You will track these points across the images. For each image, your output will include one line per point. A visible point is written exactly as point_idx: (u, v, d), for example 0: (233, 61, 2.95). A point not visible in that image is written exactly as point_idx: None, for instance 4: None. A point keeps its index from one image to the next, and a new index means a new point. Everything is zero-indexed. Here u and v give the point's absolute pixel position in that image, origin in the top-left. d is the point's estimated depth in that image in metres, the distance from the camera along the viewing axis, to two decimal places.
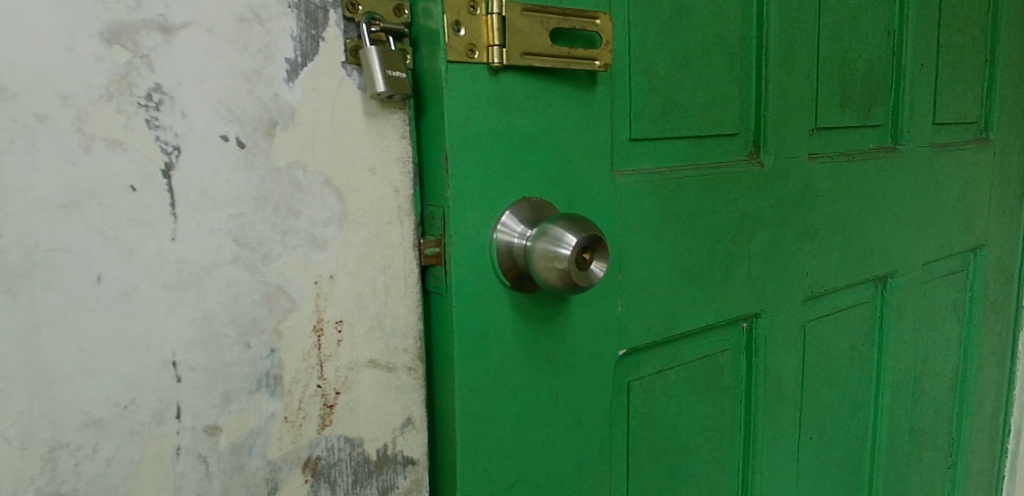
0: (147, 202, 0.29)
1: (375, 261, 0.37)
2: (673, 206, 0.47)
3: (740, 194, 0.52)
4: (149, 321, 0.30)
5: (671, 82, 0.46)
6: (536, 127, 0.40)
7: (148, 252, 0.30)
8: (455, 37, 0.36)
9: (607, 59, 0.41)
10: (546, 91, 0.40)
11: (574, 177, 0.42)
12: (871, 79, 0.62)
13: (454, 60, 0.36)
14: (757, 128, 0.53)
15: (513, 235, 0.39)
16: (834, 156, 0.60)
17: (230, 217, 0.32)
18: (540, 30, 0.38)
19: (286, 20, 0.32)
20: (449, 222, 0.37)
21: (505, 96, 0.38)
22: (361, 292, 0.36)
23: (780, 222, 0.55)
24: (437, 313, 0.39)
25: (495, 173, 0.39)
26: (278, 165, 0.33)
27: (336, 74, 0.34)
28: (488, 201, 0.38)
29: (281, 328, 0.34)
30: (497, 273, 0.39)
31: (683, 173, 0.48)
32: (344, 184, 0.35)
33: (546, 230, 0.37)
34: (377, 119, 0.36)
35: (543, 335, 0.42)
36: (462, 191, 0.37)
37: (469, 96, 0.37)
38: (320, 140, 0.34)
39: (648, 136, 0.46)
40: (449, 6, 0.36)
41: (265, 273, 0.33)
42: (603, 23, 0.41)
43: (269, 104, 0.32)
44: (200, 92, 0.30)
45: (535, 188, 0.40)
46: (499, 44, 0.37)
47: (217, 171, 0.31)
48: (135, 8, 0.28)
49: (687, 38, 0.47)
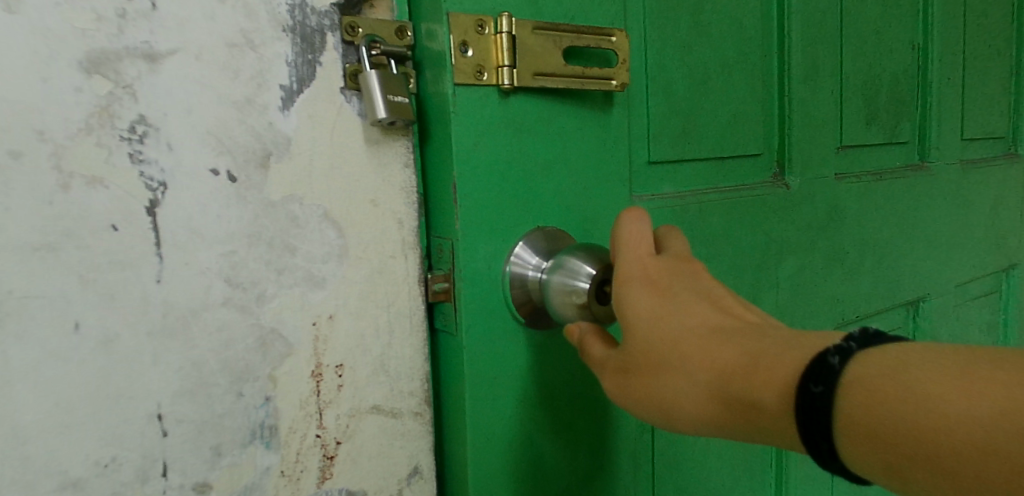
0: (130, 242, 0.27)
1: (377, 299, 0.34)
2: (699, 233, 0.44)
3: (768, 218, 0.49)
4: (132, 371, 0.28)
5: (690, 101, 0.44)
6: (551, 153, 0.38)
7: (131, 296, 0.27)
8: (462, 58, 0.34)
9: (624, 78, 0.39)
10: (562, 112, 0.38)
11: (592, 203, 0.40)
12: (897, 94, 0.60)
13: (462, 82, 0.34)
14: (781, 148, 0.51)
15: (528, 268, 0.36)
16: (861, 175, 0.57)
17: (221, 256, 0.29)
18: (552, 49, 0.36)
19: (281, 45, 0.30)
20: (458, 257, 0.35)
21: (517, 119, 0.36)
22: (363, 332, 0.34)
23: (808, 246, 0.52)
24: (447, 352, 0.36)
25: (508, 202, 0.36)
26: (273, 199, 0.31)
27: (334, 100, 0.32)
28: (501, 232, 0.36)
29: (277, 375, 0.31)
30: (511, 308, 0.36)
31: (707, 196, 0.45)
32: (344, 217, 0.33)
33: (563, 262, 0.35)
34: (379, 146, 0.33)
35: (561, 374, 0.39)
36: (472, 222, 0.35)
37: (479, 120, 0.35)
38: (318, 172, 0.32)
39: (668, 159, 0.44)
40: (455, 26, 0.33)
41: (259, 315, 0.30)
42: (619, 40, 0.39)
43: (262, 134, 0.30)
44: (187, 123, 0.28)
45: (550, 216, 0.38)
46: (509, 65, 0.35)
47: (207, 206, 0.29)
48: (118, 35, 0.26)
49: (707, 55, 0.45)
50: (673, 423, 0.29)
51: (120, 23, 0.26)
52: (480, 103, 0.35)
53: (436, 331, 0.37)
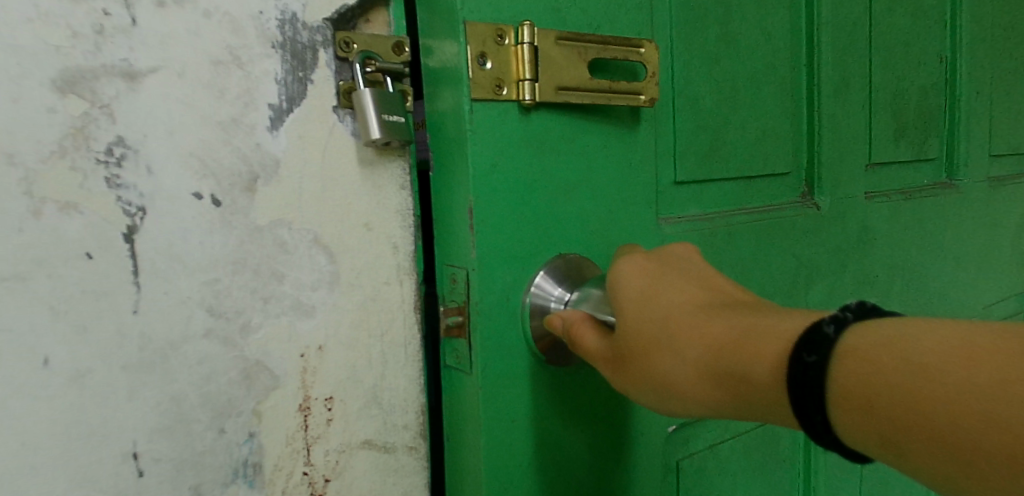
0: (105, 271, 0.26)
1: (371, 328, 0.32)
2: (725, 257, 0.42)
3: (796, 241, 0.47)
4: (105, 407, 0.26)
5: (718, 116, 0.42)
6: (572, 177, 0.36)
7: (106, 328, 0.26)
8: (480, 71, 0.32)
9: (653, 93, 0.37)
10: (584, 130, 0.36)
11: (616, 228, 0.38)
12: (925, 108, 0.58)
13: (480, 98, 0.32)
14: (811, 165, 0.48)
15: (549, 299, 0.34)
16: (890, 195, 0.55)
17: (203, 284, 0.28)
18: (576, 61, 0.34)
19: (270, 62, 0.29)
20: (472, 288, 0.33)
21: (538, 138, 0.34)
22: (355, 363, 0.32)
23: (836, 269, 0.50)
24: (460, 388, 0.34)
25: (526, 227, 0.34)
26: (259, 224, 0.29)
27: (327, 119, 0.30)
28: (518, 259, 0.34)
29: (261, 409, 0.30)
30: (529, 341, 0.34)
31: (733, 219, 0.43)
32: (335, 243, 0.31)
33: (588, 296, 0.33)
34: (373, 168, 0.32)
35: (580, 411, 0.37)
36: (488, 250, 0.33)
37: (497, 142, 0.33)
38: (307, 195, 0.30)
39: (694, 180, 0.42)
40: (473, 36, 0.31)
41: (243, 347, 0.29)
42: (648, 52, 0.37)
43: (249, 156, 0.29)
44: (169, 144, 0.27)
45: (571, 241, 0.36)
46: (531, 78, 0.33)
47: (188, 232, 0.27)
48: (96, 52, 0.25)
49: (736, 67, 0.43)
50: (674, 404, 0.29)
51: (97, 40, 0.25)
52: (499, 123, 0.33)
53: (447, 366, 0.35)
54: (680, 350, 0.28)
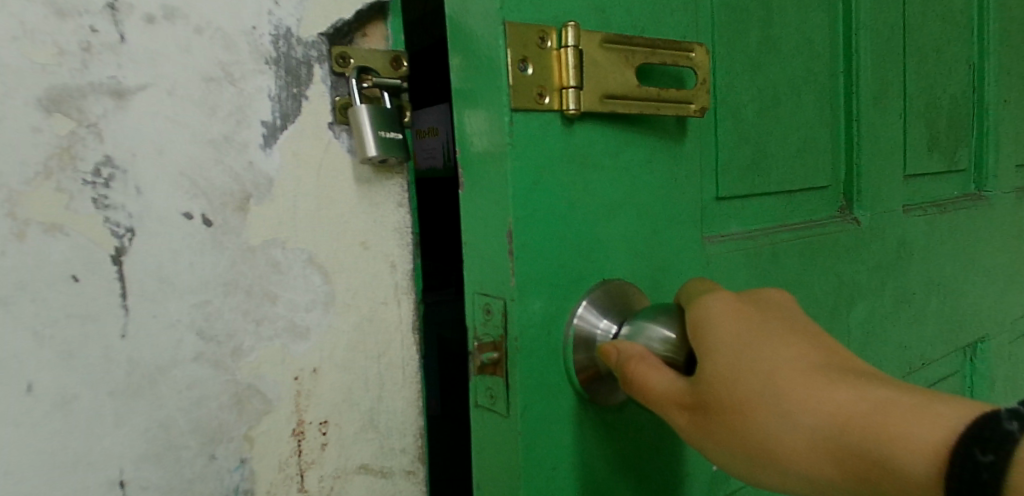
0: (91, 293, 0.25)
1: (368, 349, 0.32)
2: (771, 278, 0.39)
3: (838, 259, 0.44)
4: (91, 433, 0.25)
5: (760, 127, 0.40)
6: (621, 194, 0.32)
7: (92, 352, 0.25)
8: (521, 78, 0.28)
9: (703, 102, 0.34)
10: (631, 142, 0.32)
11: (665, 249, 0.34)
12: (954, 119, 0.57)
13: (521, 107, 0.28)
14: (849, 178, 0.47)
15: (595, 330, 0.30)
16: (924, 210, 0.53)
17: (194, 306, 0.27)
18: (623, 67, 0.30)
19: (263, 78, 0.28)
20: (512, 319, 0.29)
21: (583, 151, 0.30)
22: (351, 385, 0.31)
23: (877, 288, 0.48)
24: (494, 431, 0.30)
25: (571, 251, 0.30)
26: (252, 243, 0.28)
27: (322, 136, 0.30)
28: (561, 287, 0.30)
29: (253, 434, 0.29)
30: (572, 378, 0.30)
31: (779, 238, 0.41)
32: (330, 262, 0.30)
33: (642, 329, 0.29)
34: (371, 185, 0.31)
35: (630, 456, 0.33)
36: (529, 278, 0.29)
37: (541, 154, 0.29)
38: (302, 214, 0.29)
39: (735, 196, 0.39)
40: (513, 38, 0.27)
41: (235, 371, 0.28)
42: (698, 57, 0.33)
43: (241, 175, 0.28)
44: (158, 163, 0.26)
45: (618, 266, 0.32)
46: (576, 86, 0.29)
47: (179, 253, 0.27)
48: (83, 70, 0.25)
49: (778, 74, 0.41)
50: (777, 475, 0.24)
51: (84, 58, 0.25)
52: (543, 132, 0.29)
53: (481, 407, 0.31)
54: (798, 419, 0.23)
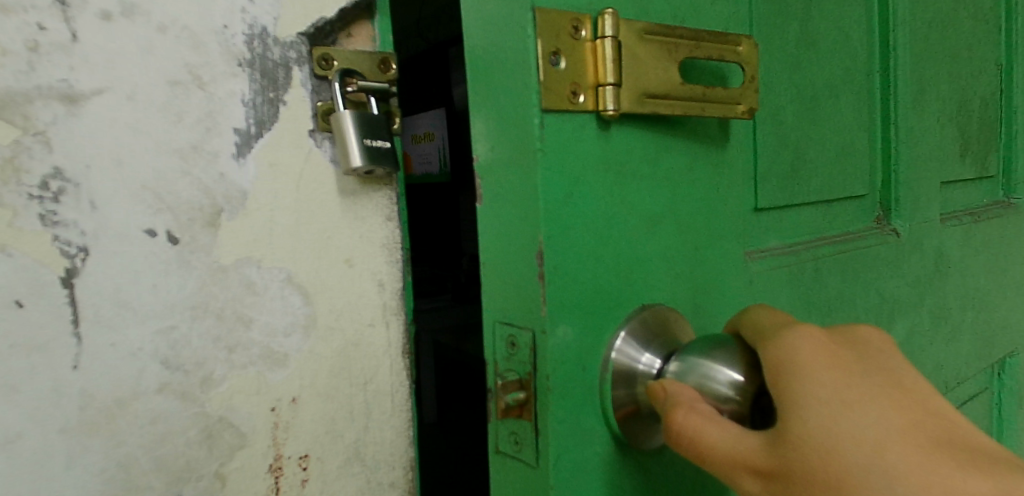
0: (40, 320, 0.23)
1: (353, 376, 0.29)
2: (811, 295, 0.37)
3: (877, 274, 0.42)
4: (40, 473, 0.23)
5: (800, 130, 0.37)
6: (659, 208, 0.29)
7: (41, 385, 0.23)
8: (555, 72, 0.25)
9: (750, 102, 0.31)
10: (669, 147, 0.29)
11: (706, 266, 0.31)
12: (985, 122, 0.54)
13: (553, 106, 0.25)
14: (887, 186, 0.44)
15: (637, 363, 0.28)
16: (958, 219, 0.50)
17: (157, 332, 0.25)
18: (666, 60, 0.27)
19: (235, 82, 0.26)
20: (543, 359, 0.26)
21: (618, 158, 0.27)
22: (335, 415, 0.29)
23: (916, 304, 0.45)
24: (516, 477, 0.27)
25: (608, 272, 0.27)
26: (223, 263, 0.26)
27: (301, 144, 0.27)
28: (597, 316, 0.27)
29: (224, 472, 0.26)
30: (608, 415, 0.27)
31: (816, 251, 0.38)
32: (311, 282, 0.28)
33: (695, 365, 0.25)
34: (356, 198, 0.28)
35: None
36: (563, 306, 0.26)
37: (575, 173, 0.26)
38: (280, 229, 0.27)
39: (776, 205, 0.36)
40: (545, 26, 0.24)
41: (204, 403, 0.26)
42: (745, 50, 0.31)
43: (211, 188, 0.25)
44: (115, 175, 0.24)
45: (658, 283, 0.29)
46: (614, 83, 0.26)
47: (141, 274, 0.24)
48: (29, 73, 0.22)
49: (816, 73, 0.38)
50: None
51: (31, 59, 0.22)
52: (577, 147, 0.26)
53: (503, 454, 0.28)
54: None
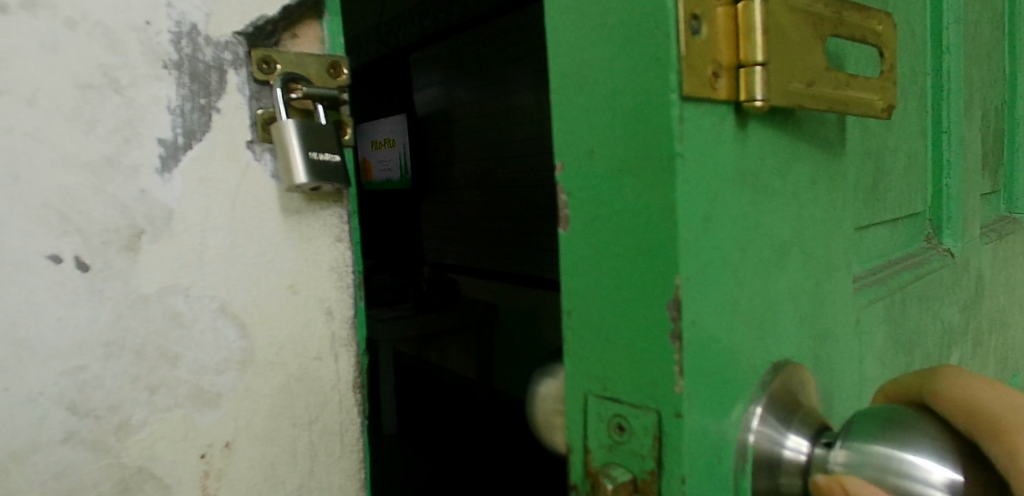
0: None
1: (296, 415, 0.26)
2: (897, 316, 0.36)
3: (936, 294, 0.41)
4: None
5: (882, 142, 0.35)
6: (784, 236, 0.25)
7: None
8: (694, 41, 0.19)
9: (889, 100, 0.28)
10: (795, 158, 0.25)
11: (823, 296, 0.28)
12: (993, 140, 0.55)
13: (692, 91, 0.19)
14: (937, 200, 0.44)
15: (781, 445, 0.23)
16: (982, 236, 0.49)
17: (64, 373, 0.21)
18: (811, 40, 0.23)
19: (159, 86, 0.23)
20: (669, 455, 0.21)
21: (753, 166, 0.23)
22: (274, 460, 0.26)
23: (961, 321, 0.45)
24: None
25: (741, 311, 0.23)
26: (144, 292, 0.23)
27: (240, 157, 0.24)
28: (729, 376, 0.22)
29: None
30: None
31: (894, 281, 0.36)
32: (248, 311, 0.25)
33: (865, 455, 0.22)
34: (301, 217, 0.25)
35: None
36: (698, 364, 0.21)
37: (711, 225, 0.21)
38: (212, 253, 0.24)
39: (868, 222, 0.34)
40: None
41: (120, 451, 0.23)
42: (884, 32, 0.28)
43: (129, 206, 0.22)
44: (9, 193, 0.20)
45: (785, 314, 0.25)
46: (762, 62, 0.21)
47: (44, 307, 0.21)
48: None
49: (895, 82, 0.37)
50: None
51: None
52: (713, 194, 0.21)
53: None
54: None
